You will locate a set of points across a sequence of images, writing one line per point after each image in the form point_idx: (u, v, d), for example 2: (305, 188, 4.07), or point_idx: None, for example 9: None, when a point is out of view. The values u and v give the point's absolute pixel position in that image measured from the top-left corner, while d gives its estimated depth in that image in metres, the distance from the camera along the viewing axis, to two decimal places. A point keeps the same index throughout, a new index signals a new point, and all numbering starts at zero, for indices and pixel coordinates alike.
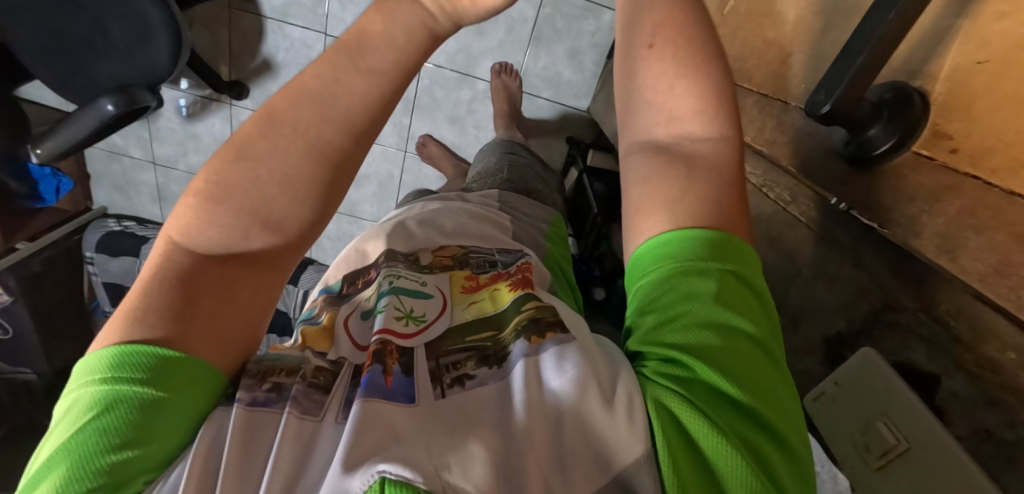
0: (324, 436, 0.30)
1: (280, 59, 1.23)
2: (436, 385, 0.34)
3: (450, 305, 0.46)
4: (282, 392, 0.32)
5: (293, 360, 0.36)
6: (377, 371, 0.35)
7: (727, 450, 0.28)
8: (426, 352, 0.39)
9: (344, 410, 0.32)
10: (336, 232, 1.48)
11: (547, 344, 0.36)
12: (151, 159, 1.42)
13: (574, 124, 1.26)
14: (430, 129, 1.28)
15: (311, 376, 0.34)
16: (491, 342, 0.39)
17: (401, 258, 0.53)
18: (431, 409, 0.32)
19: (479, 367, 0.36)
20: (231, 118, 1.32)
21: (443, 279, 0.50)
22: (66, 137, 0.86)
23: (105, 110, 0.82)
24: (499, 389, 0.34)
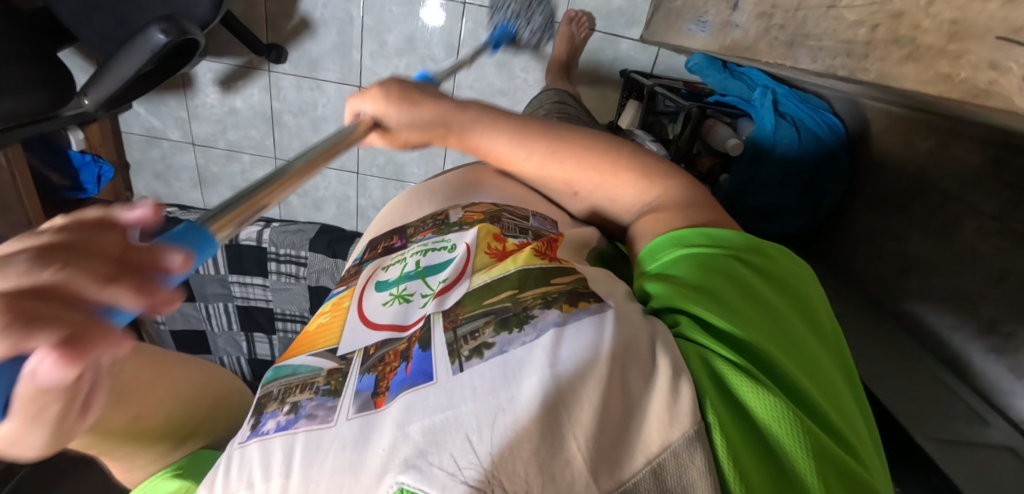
0: (342, 433, 0.33)
1: (318, 17, 1.19)
2: (454, 359, 0.35)
3: (469, 268, 0.47)
4: (298, 410, 0.38)
5: (311, 373, 0.43)
6: (402, 368, 0.38)
7: (752, 387, 0.33)
8: (446, 320, 0.41)
9: (353, 408, 0.36)
10: (383, 201, 1.42)
11: (577, 315, 0.36)
12: (190, 141, 1.39)
13: (628, 57, 1.19)
14: (476, 77, 1.23)
15: (324, 385, 0.41)
16: (510, 304, 0.40)
17: (430, 222, 0.57)
18: (450, 384, 0.33)
19: (498, 333, 0.36)
20: (270, 87, 1.29)
21: (470, 233, 0.51)
22: (115, 78, 0.82)
23: (156, 41, 0.78)
24: (518, 356, 0.33)
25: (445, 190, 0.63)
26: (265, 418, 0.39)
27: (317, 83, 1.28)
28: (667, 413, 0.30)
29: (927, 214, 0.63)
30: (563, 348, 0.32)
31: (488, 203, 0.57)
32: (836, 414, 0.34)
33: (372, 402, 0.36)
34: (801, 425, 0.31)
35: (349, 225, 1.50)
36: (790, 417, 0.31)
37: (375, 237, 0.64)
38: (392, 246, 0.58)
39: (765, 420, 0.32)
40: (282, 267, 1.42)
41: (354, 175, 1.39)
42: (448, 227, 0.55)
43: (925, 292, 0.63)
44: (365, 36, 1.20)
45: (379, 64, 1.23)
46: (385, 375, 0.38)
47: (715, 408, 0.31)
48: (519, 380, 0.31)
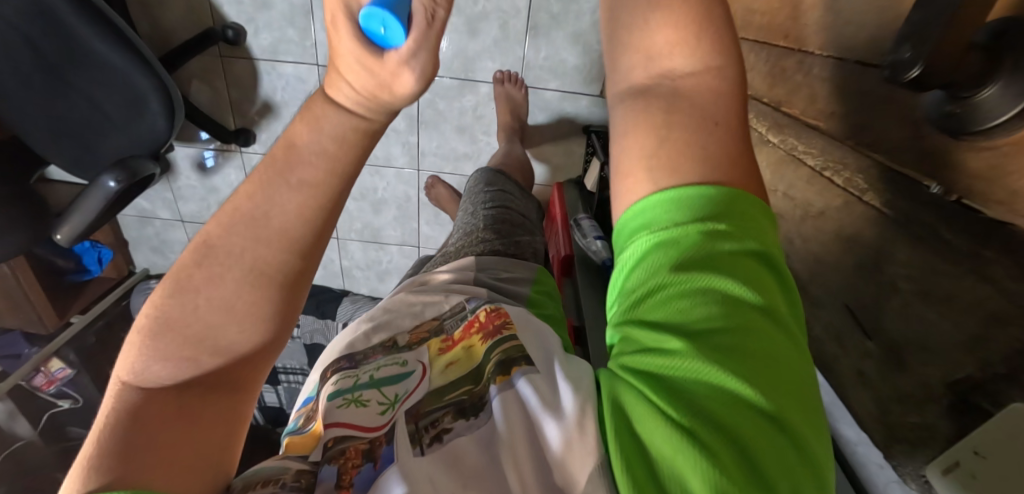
0: None
1: (279, 99, 1.20)
2: (415, 445, 0.35)
3: (429, 370, 0.47)
4: None
5: (274, 470, 0.34)
6: (368, 467, 0.34)
7: (656, 423, 0.29)
8: (405, 416, 0.40)
9: None
10: (366, 260, 1.45)
11: (516, 377, 0.39)
12: (179, 218, 1.45)
13: (591, 113, 1.16)
14: (439, 143, 1.22)
15: (292, 482, 0.33)
16: (467, 395, 0.41)
17: (378, 347, 0.58)
18: (410, 466, 0.33)
19: (457, 419, 0.38)
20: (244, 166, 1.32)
21: (421, 351, 0.52)
22: (84, 215, 0.84)
23: (108, 187, 0.81)
24: (488, 434, 0.35)
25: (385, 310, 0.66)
26: None
27: None
28: (578, 452, 0.31)
29: None
30: (507, 415, 0.36)
31: (427, 322, 0.62)
32: (780, 447, 0.28)
33: (335, 493, 0.32)
34: (704, 468, 0.27)
35: (336, 284, 1.53)
36: (691, 455, 0.27)
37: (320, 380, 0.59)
38: (341, 367, 0.55)
39: (664, 462, 0.28)
40: None
41: (334, 240, 1.41)
42: (398, 350, 0.57)
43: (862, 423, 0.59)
44: None
45: None
46: (347, 470, 0.34)
47: (630, 466, 0.29)
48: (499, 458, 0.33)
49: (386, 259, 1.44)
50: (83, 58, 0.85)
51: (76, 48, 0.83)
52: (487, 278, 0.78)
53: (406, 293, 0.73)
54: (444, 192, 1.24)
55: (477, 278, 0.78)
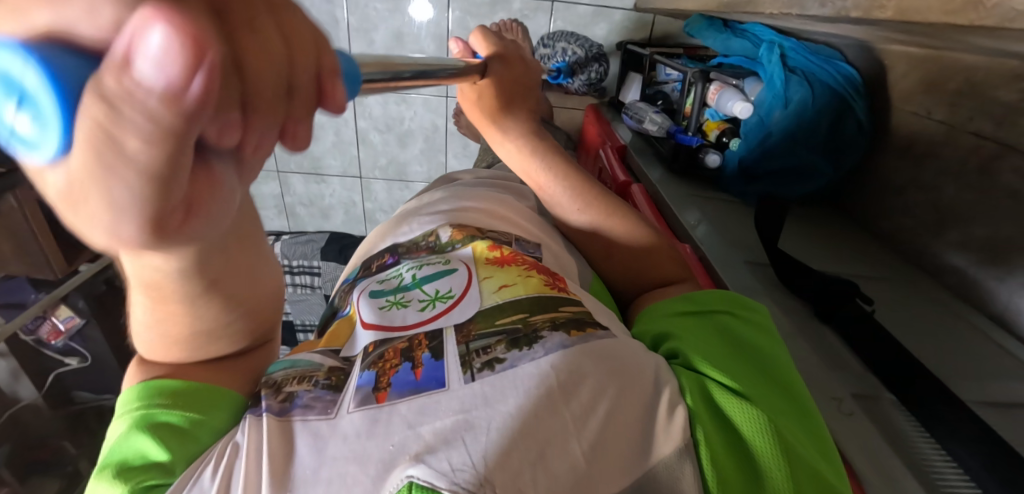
0: (342, 427, 0.32)
1: None
2: (465, 370, 0.35)
3: (476, 280, 0.46)
4: (292, 400, 0.35)
5: (311, 366, 0.39)
6: (406, 369, 0.36)
7: (738, 406, 0.36)
8: (456, 333, 0.40)
9: (354, 401, 0.34)
10: (389, 202, 1.41)
11: (587, 338, 0.37)
12: None
13: (625, 28, 1.13)
14: None
15: (324, 380, 0.37)
16: (521, 324, 0.39)
17: (422, 242, 0.55)
18: (462, 392, 0.33)
19: (510, 350, 0.36)
20: None
21: (467, 252, 0.50)
22: None
23: None
24: (531, 373, 0.34)
25: (431, 204, 0.61)
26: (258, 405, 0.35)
27: None
28: (661, 433, 0.34)
29: (959, 159, 0.58)
30: (572, 367, 0.34)
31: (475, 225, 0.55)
32: (816, 443, 0.36)
33: (375, 397, 0.34)
34: (776, 445, 0.34)
35: (358, 231, 1.49)
36: (767, 438, 0.34)
37: (364, 261, 0.59)
38: (382, 264, 0.54)
39: (749, 442, 0.35)
40: (297, 279, 1.38)
41: (356, 180, 1.37)
42: (442, 247, 0.52)
43: (966, 242, 0.57)
44: (353, 37, 1.17)
45: None
46: (386, 372, 0.36)
47: (708, 429, 0.35)
48: (522, 388, 0.33)
49: None
50: None
51: None
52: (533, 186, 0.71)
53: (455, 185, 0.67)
54: None
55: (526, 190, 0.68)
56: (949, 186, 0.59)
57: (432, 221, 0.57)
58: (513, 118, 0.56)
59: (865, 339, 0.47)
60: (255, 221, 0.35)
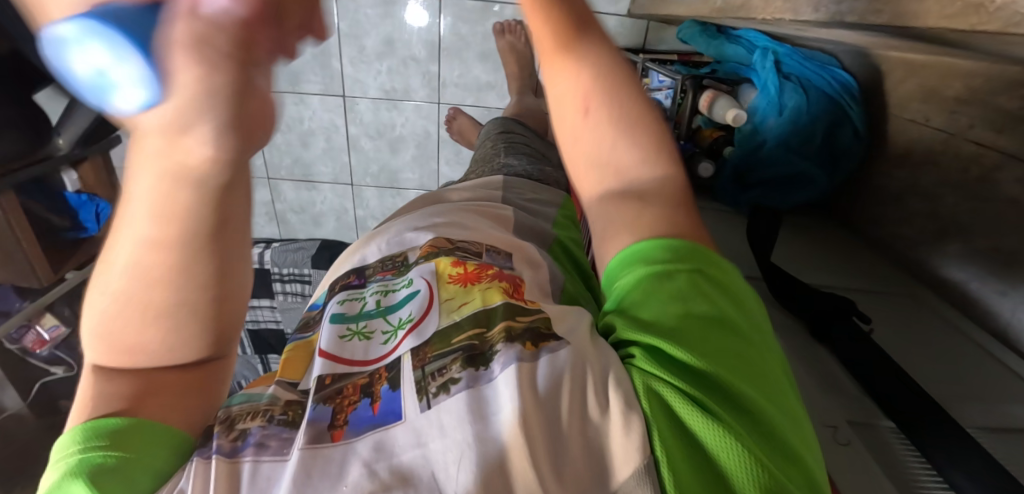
0: (291, 470, 0.27)
1: None
2: (421, 396, 0.31)
3: (437, 301, 0.42)
4: (244, 437, 0.30)
5: (262, 401, 0.34)
6: (365, 405, 0.32)
7: (699, 416, 0.27)
8: (412, 359, 0.35)
9: (307, 437, 0.29)
10: (381, 209, 1.39)
11: (546, 350, 0.31)
12: None
13: (618, 34, 1.12)
14: (460, 73, 1.18)
15: (280, 415, 0.33)
16: (475, 342, 0.35)
17: (389, 264, 0.52)
18: (417, 424, 0.29)
19: (464, 369, 0.32)
20: None
21: (430, 267, 0.46)
22: None
23: None
24: (496, 394, 0.29)
25: (398, 227, 0.59)
26: (200, 445, 0.30)
27: (302, 97, 1.23)
28: (620, 448, 0.26)
29: (959, 168, 0.57)
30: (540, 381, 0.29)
31: (444, 240, 0.52)
32: (799, 447, 0.27)
33: (329, 435, 0.30)
34: (752, 464, 0.25)
35: (350, 238, 1.47)
36: (740, 455, 0.26)
37: (332, 281, 0.56)
38: (349, 285, 0.52)
39: (718, 461, 0.26)
40: (287, 286, 1.36)
41: (348, 187, 1.35)
42: (407, 267, 0.50)
43: (968, 254, 0.55)
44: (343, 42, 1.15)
45: (360, 70, 1.18)
46: (343, 408, 0.32)
47: (663, 447, 0.26)
48: (487, 417, 0.28)
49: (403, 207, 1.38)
50: None
51: None
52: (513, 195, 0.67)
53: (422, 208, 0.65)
54: (467, 123, 1.19)
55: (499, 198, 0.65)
56: (949, 197, 0.57)
57: (403, 243, 0.55)
58: (583, 26, 0.36)
59: (860, 354, 0.45)
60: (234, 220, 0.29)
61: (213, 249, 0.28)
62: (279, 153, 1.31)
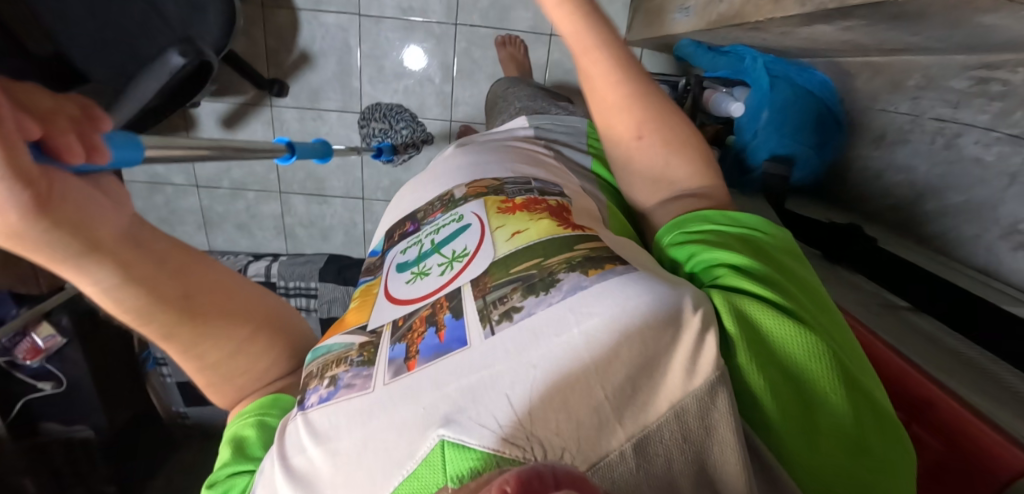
0: (381, 399, 0.37)
1: (317, 48, 1.24)
2: (484, 324, 0.37)
3: (489, 231, 0.47)
4: (337, 382, 0.43)
5: (344, 348, 0.46)
6: (431, 334, 0.40)
7: (783, 325, 0.34)
8: (474, 289, 0.41)
9: (389, 374, 0.39)
10: None
11: (606, 275, 0.35)
12: (193, 183, 1.39)
13: None
14: (473, 92, 1.28)
15: (358, 357, 0.44)
16: (538, 269, 0.39)
17: (439, 203, 0.58)
18: (481, 348, 0.35)
19: (526, 297, 0.37)
20: (272, 121, 1.31)
21: (479, 204, 0.51)
22: (132, 106, 0.84)
23: (173, 63, 0.79)
24: (548, 318, 0.34)
25: (448, 172, 0.63)
26: (309, 394, 0.44)
27: (319, 113, 1.30)
28: (684, 362, 0.31)
29: (927, 141, 0.68)
30: (589, 308, 0.33)
31: (491, 178, 0.56)
32: (850, 351, 0.36)
33: (405, 366, 0.39)
34: (827, 355, 0.33)
35: (358, 253, 1.47)
36: (818, 349, 0.33)
37: (390, 228, 0.65)
38: (406, 231, 0.59)
39: (798, 357, 0.33)
40: (293, 301, 1.36)
41: (359, 201, 1.38)
42: (456, 203, 0.55)
43: (946, 211, 0.65)
44: (364, 62, 1.24)
45: (379, 88, 1.26)
46: (414, 341, 0.40)
47: (754, 345, 0.34)
48: (539, 337, 0.33)
49: None
50: None
51: None
52: (548, 133, 0.74)
53: (469, 147, 0.70)
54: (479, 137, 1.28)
55: (539, 140, 0.71)
56: (923, 167, 0.68)
57: (447, 185, 0.60)
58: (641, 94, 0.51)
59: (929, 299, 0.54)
60: (217, 284, 0.46)
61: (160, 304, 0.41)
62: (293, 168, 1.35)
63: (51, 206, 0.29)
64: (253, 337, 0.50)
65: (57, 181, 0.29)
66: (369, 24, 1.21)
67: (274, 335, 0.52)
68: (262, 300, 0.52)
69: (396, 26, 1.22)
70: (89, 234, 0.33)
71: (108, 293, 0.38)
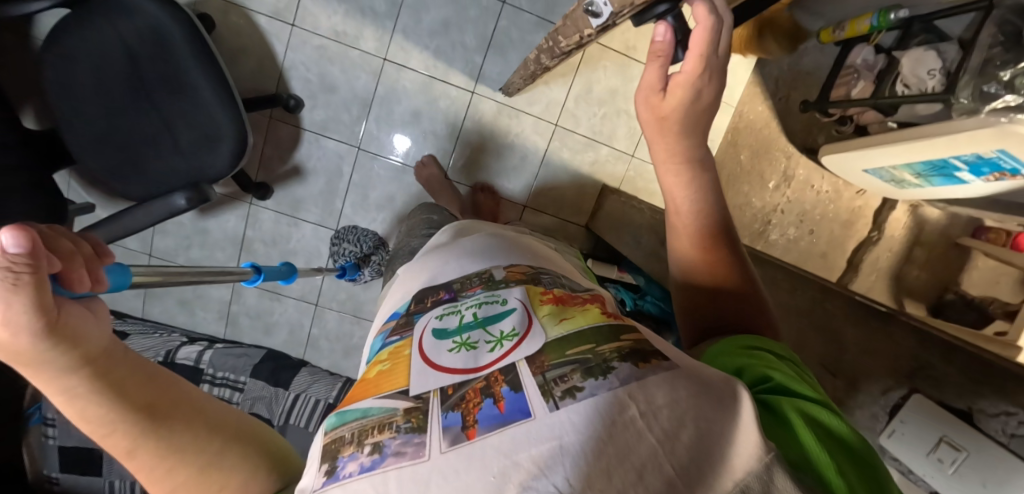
0: (441, 467, 0.37)
1: (310, 166, 1.32)
2: (548, 398, 0.38)
3: (535, 315, 0.48)
4: (382, 450, 0.40)
5: (387, 413, 0.42)
6: (490, 404, 0.40)
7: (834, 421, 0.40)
8: (530, 365, 0.42)
9: (445, 441, 0.38)
10: (336, 333, 1.45)
11: (658, 366, 0.39)
12: (147, 251, 1.38)
13: (574, 238, 1.42)
14: None
15: (405, 423, 0.41)
16: (592, 354, 0.41)
17: (476, 279, 0.59)
18: (547, 421, 0.36)
19: (587, 379, 0.38)
20: (247, 217, 1.35)
21: (521, 291, 0.53)
22: (108, 229, 0.84)
23: (175, 204, 0.84)
24: (610, 399, 0.36)
25: (474, 253, 0.66)
26: (345, 462, 0.41)
27: (296, 221, 1.36)
28: (747, 442, 0.34)
29: None
30: (648, 394, 0.36)
31: (524, 266, 0.61)
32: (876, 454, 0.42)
33: (465, 434, 0.38)
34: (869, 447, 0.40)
35: (295, 353, 1.47)
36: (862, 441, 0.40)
37: (412, 294, 0.62)
38: (440, 299, 0.57)
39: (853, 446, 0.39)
40: (216, 390, 1.34)
41: (311, 306, 1.43)
42: (496, 283, 0.57)
43: None
44: (351, 188, 1.34)
45: (358, 213, 1.35)
46: (471, 409, 0.40)
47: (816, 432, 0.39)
48: (601, 418, 0.35)
49: (359, 335, 1.45)
50: (184, 86, 0.96)
51: (182, 76, 0.95)
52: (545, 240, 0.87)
53: (491, 233, 0.76)
54: None
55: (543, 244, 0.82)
56: None
57: (480, 265, 0.62)
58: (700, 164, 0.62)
59: None
60: (172, 385, 0.48)
61: (116, 399, 0.42)
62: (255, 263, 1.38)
63: (58, 324, 0.37)
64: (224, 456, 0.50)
65: (66, 306, 0.38)
66: (365, 159, 1.32)
67: (245, 448, 0.53)
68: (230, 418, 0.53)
69: (388, 166, 1.33)
70: (82, 346, 0.39)
71: (73, 403, 0.41)
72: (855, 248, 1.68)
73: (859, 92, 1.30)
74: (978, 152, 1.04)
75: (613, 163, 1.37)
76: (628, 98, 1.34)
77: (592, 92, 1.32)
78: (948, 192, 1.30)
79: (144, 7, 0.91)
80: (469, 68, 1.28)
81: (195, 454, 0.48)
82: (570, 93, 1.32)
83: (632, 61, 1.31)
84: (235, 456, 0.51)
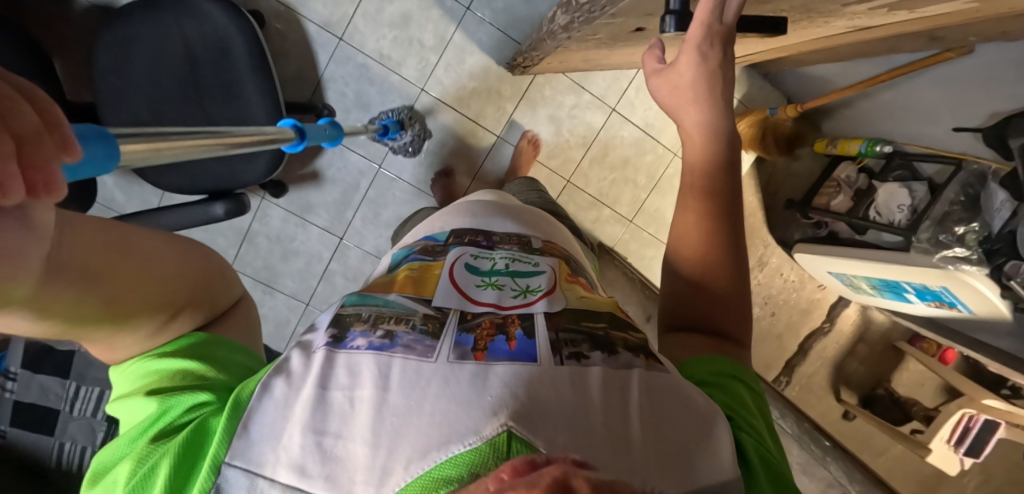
0: (444, 372, 0.42)
1: (329, 175, 1.36)
2: (556, 353, 0.45)
3: (559, 286, 0.57)
4: (393, 337, 0.46)
5: (406, 311, 0.50)
6: (503, 340, 0.46)
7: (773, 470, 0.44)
8: (547, 320, 0.50)
9: (453, 353, 0.44)
10: None
11: (653, 365, 0.46)
12: None
13: None
14: None
15: (421, 324, 0.48)
16: (604, 334, 0.49)
17: (516, 240, 0.69)
18: (552, 372, 0.43)
19: (594, 351, 0.46)
20: (256, 210, 1.37)
21: (552, 264, 0.63)
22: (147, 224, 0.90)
23: (214, 213, 0.89)
24: (610, 378, 0.43)
25: (520, 217, 0.77)
26: (356, 334, 0.48)
27: (304, 223, 1.39)
28: (717, 453, 0.41)
29: None
30: (645, 389, 0.43)
31: (556, 247, 0.71)
32: None
33: (472, 354, 0.44)
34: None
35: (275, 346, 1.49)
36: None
37: (456, 228, 0.72)
38: (477, 242, 0.67)
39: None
40: None
41: (301, 305, 1.45)
42: (532, 250, 0.67)
43: None
44: (364, 203, 1.39)
45: (366, 227, 1.40)
46: (483, 337, 0.47)
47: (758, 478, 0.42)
48: (601, 385, 0.42)
49: None
50: (236, 96, 1.00)
51: (235, 87, 1.00)
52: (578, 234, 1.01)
53: (538, 211, 0.88)
54: None
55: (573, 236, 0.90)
56: None
57: (520, 229, 0.72)
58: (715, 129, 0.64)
59: None
60: (130, 245, 0.41)
61: (68, 304, 0.36)
62: (254, 255, 1.41)
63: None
64: (174, 318, 0.49)
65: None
66: (384, 178, 1.37)
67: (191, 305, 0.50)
68: (186, 276, 0.49)
69: (405, 189, 1.39)
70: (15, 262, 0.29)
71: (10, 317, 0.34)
72: (806, 335, 1.79)
73: (837, 204, 1.45)
74: (925, 283, 1.20)
75: (611, 226, 1.48)
76: (637, 169, 1.45)
77: (607, 157, 1.43)
78: (895, 306, 1.47)
79: (215, 16, 0.96)
80: (500, 114, 1.37)
81: (145, 312, 0.44)
82: (587, 155, 1.42)
83: (647, 136, 1.43)
84: (182, 314, 0.49)
